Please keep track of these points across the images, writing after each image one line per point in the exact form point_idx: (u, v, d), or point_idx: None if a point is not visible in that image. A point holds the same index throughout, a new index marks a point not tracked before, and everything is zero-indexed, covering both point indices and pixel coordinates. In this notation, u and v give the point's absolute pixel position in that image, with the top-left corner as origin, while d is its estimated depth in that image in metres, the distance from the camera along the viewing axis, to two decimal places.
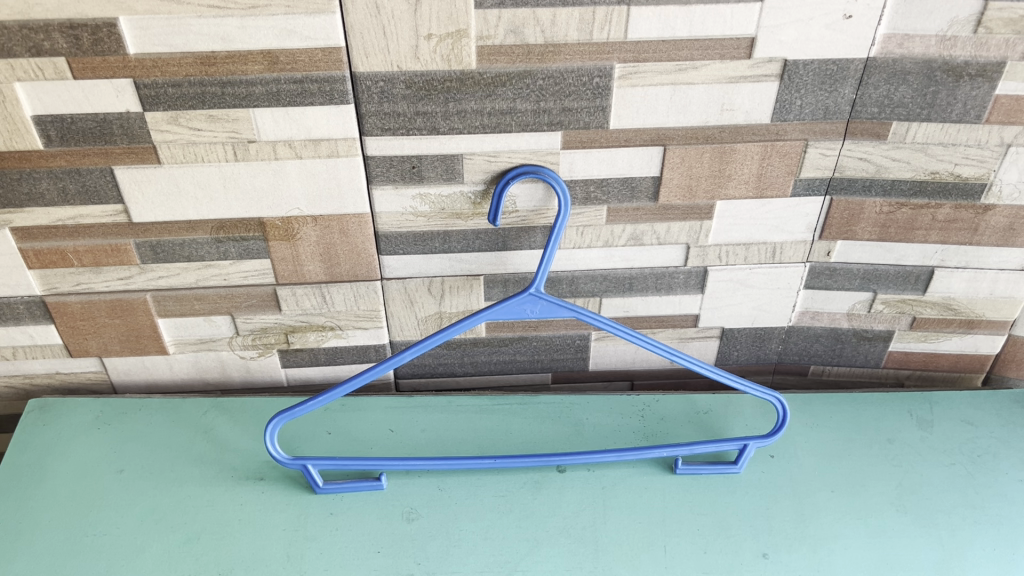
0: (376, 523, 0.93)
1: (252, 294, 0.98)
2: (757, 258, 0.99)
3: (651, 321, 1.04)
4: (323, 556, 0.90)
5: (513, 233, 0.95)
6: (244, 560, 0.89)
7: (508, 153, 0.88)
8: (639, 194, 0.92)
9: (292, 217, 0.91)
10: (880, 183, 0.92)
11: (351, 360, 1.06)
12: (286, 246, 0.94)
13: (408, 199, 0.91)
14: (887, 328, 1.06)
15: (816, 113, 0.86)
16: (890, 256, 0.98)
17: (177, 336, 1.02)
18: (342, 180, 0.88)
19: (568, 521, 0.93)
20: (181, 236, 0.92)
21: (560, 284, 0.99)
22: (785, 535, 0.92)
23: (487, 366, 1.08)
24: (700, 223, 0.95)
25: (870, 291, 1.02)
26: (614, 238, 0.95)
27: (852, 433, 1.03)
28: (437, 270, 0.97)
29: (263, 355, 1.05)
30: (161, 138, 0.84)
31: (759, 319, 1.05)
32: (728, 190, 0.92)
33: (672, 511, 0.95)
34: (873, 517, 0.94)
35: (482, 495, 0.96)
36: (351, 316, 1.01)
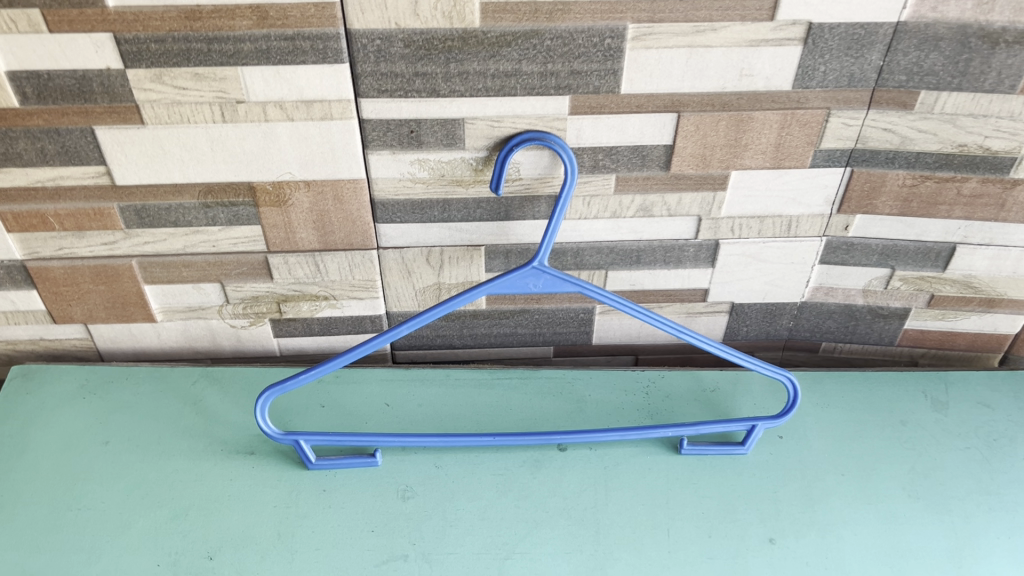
0: (369, 501, 0.90)
1: (243, 262, 0.94)
2: (772, 231, 0.94)
3: (658, 295, 1.00)
4: (314, 535, 0.87)
5: (516, 202, 0.90)
6: (232, 539, 0.86)
7: (512, 118, 0.83)
8: (650, 163, 0.87)
9: (283, 181, 0.87)
10: (904, 155, 0.87)
11: (345, 330, 1.02)
12: (278, 212, 0.89)
13: (406, 164, 0.86)
14: (904, 305, 1.01)
15: (840, 80, 0.81)
16: (910, 231, 0.94)
17: (164, 303, 0.98)
18: (336, 144, 0.84)
19: (568, 502, 0.90)
20: (167, 200, 0.88)
21: (564, 255, 0.95)
22: (792, 520, 0.89)
23: (486, 338, 1.03)
24: (713, 194, 0.90)
25: (887, 268, 0.97)
26: (622, 209, 0.91)
27: (864, 413, 1.00)
28: (435, 239, 0.93)
29: (255, 324, 1.01)
30: (144, 97, 0.79)
31: (770, 295, 1.01)
32: (744, 159, 0.87)
33: (676, 492, 0.92)
34: (884, 503, 0.90)
35: (479, 473, 0.93)
36: (346, 285, 0.97)
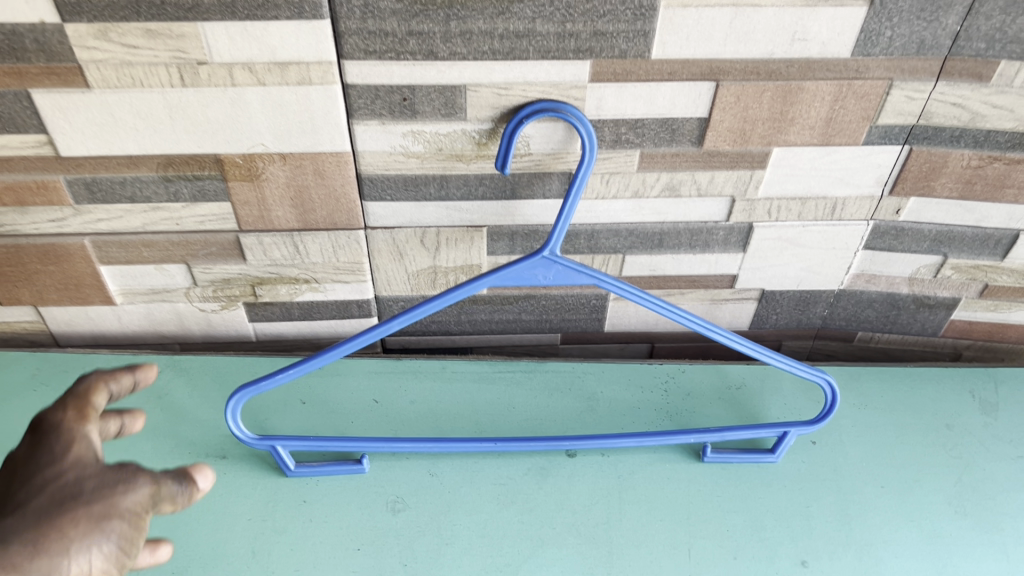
0: (356, 514, 0.81)
1: (211, 241, 0.82)
2: (814, 214, 0.83)
3: (681, 280, 0.89)
4: (293, 554, 0.78)
5: (524, 180, 0.78)
6: (201, 557, 0.77)
7: (522, 85, 0.71)
8: (680, 138, 0.75)
9: (255, 153, 0.75)
10: (972, 133, 0.75)
11: (329, 315, 0.92)
12: (249, 188, 0.77)
13: (397, 136, 0.74)
14: (953, 295, 0.91)
15: (907, 47, 0.69)
16: (969, 216, 0.82)
17: (123, 285, 0.87)
18: (315, 112, 0.71)
19: (577, 516, 0.81)
20: (121, 173, 0.76)
21: (577, 238, 0.84)
22: (826, 539, 0.80)
23: (487, 325, 0.93)
24: (750, 173, 0.79)
25: (939, 255, 0.87)
26: (645, 188, 0.79)
27: (904, 415, 0.90)
28: (431, 219, 0.81)
29: (227, 308, 0.90)
30: (88, 56, 0.67)
31: (805, 282, 0.90)
32: (789, 135, 0.75)
33: (697, 506, 0.83)
34: (927, 521, 0.81)
35: (478, 483, 0.84)
36: (329, 268, 0.86)
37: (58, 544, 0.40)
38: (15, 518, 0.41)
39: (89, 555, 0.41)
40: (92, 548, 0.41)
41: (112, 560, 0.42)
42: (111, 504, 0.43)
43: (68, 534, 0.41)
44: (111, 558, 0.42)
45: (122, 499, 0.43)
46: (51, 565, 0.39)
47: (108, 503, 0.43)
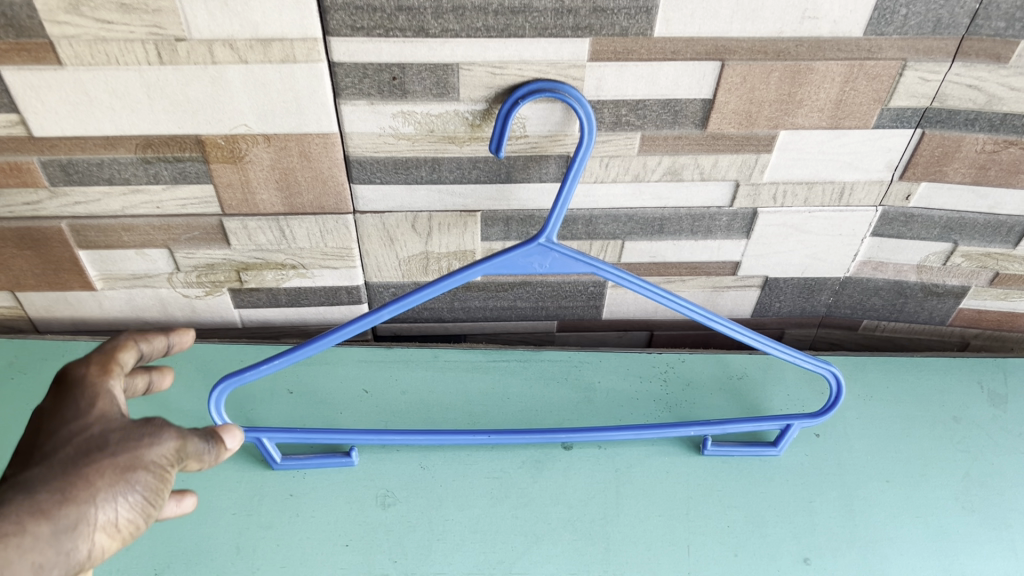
0: (345, 508, 0.79)
1: (193, 226, 0.79)
2: (821, 200, 0.80)
3: (681, 267, 0.87)
4: (280, 550, 0.75)
5: (519, 163, 0.75)
6: (185, 553, 0.75)
7: (518, 64, 0.67)
8: (683, 120, 0.72)
9: (238, 134, 0.71)
10: (988, 116, 0.72)
11: (317, 302, 0.89)
12: (232, 170, 0.74)
13: (386, 117, 0.70)
14: (962, 283, 0.88)
15: (923, 26, 0.66)
16: (982, 202, 0.79)
17: (104, 270, 0.84)
18: (300, 91, 0.68)
19: (573, 511, 0.79)
20: (98, 154, 0.72)
21: (574, 224, 0.81)
22: (829, 535, 0.78)
23: (481, 312, 0.90)
24: (755, 156, 0.75)
25: (950, 242, 0.84)
26: (646, 171, 0.76)
27: (911, 407, 0.88)
28: (422, 204, 0.78)
29: (211, 294, 0.87)
30: (59, 31, 0.63)
31: (810, 269, 0.87)
32: (797, 117, 0.72)
33: (697, 500, 0.80)
34: (934, 516, 0.79)
35: (471, 476, 0.81)
36: (317, 254, 0.83)
37: (87, 490, 0.43)
38: (47, 467, 0.44)
39: (117, 500, 0.44)
40: (121, 496, 0.44)
41: (137, 507, 0.45)
42: (137, 456, 0.46)
43: (97, 482, 0.43)
44: (137, 506, 0.45)
45: (147, 451, 0.46)
46: (82, 511, 0.42)
47: (135, 454, 0.46)
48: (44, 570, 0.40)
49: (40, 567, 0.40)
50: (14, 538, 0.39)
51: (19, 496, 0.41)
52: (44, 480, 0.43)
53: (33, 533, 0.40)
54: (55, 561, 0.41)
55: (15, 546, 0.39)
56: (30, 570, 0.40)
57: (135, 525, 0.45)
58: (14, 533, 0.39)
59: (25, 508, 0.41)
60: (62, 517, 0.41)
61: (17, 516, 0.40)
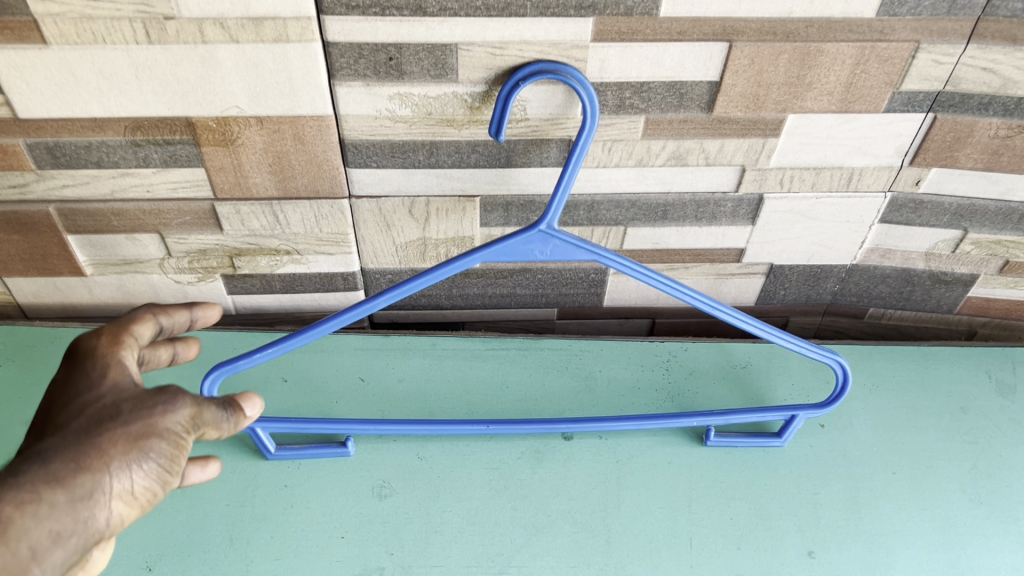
0: (341, 500, 0.77)
1: (184, 210, 0.77)
2: (828, 185, 0.78)
3: (685, 254, 0.85)
4: (274, 542, 0.74)
5: (520, 147, 0.73)
6: (177, 545, 0.73)
7: (519, 44, 0.65)
8: (688, 103, 0.70)
9: (229, 117, 0.69)
10: (1002, 101, 0.70)
11: (313, 288, 0.87)
12: (224, 153, 0.72)
13: (382, 99, 0.68)
14: (971, 271, 0.86)
15: (938, 6, 0.64)
16: (993, 188, 0.77)
17: (93, 255, 0.82)
18: (294, 72, 0.66)
19: (574, 502, 0.77)
20: (86, 136, 0.70)
21: (576, 209, 0.79)
22: (834, 528, 0.76)
23: (480, 299, 0.88)
24: (762, 141, 0.73)
25: (959, 230, 0.82)
26: (650, 156, 0.74)
27: (918, 398, 0.86)
28: (420, 188, 0.76)
29: (204, 280, 0.85)
30: (43, 9, 0.61)
31: (817, 256, 0.85)
32: (806, 100, 0.70)
33: (700, 492, 0.79)
34: (941, 509, 0.77)
35: (470, 467, 0.80)
36: (311, 239, 0.81)
37: (101, 458, 0.43)
38: (62, 436, 0.44)
39: (133, 468, 0.44)
40: (137, 465, 0.44)
41: (155, 473, 0.45)
42: (150, 423, 0.45)
43: (111, 451, 0.43)
44: (153, 472, 0.45)
45: (160, 417, 0.46)
46: (97, 479, 0.42)
47: (149, 421, 0.45)
48: (63, 538, 0.41)
49: (58, 535, 0.41)
50: (29, 506, 0.40)
51: (34, 466, 0.42)
52: (59, 450, 0.43)
53: (48, 501, 0.40)
54: (73, 528, 0.41)
55: (31, 514, 0.40)
56: (48, 538, 0.40)
57: (153, 490, 0.46)
58: (30, 501, 0.40)
59: (41, 477, 0.41)
60: (78, 485, 0.42)
61: (33, 485, 0.41)
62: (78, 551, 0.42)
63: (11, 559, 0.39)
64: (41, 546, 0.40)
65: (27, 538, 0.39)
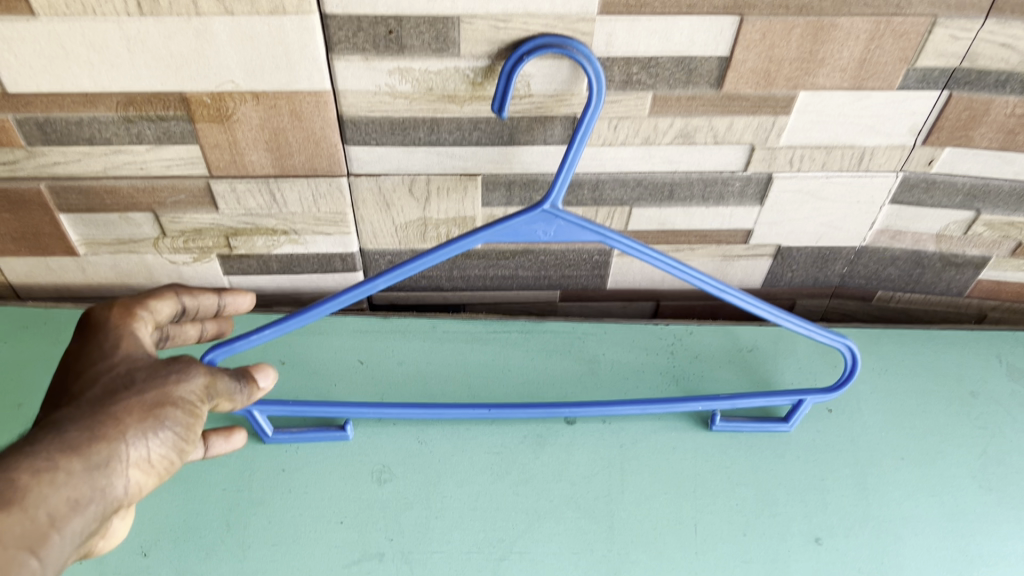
0: (339, 484, 0.75)
1: (179, 188, 0.75)
2: (839, 164, 0.76)
3: (691, 235, 0.83)
4: (272, 527, 0.72)
5: (524, 124, 0.71)
6: (172, 530, 0.72)
7: (523, 17, 0.63)
8: (697, 79, 0.68)
9: (224, 92, 0.67)
10: (1020, 78, 0.68)
11: (310, 269, 0.85)
12: (219, 129, 0.70)
13: (382, 74, 0.66)
14: (983, 253, 0.84)
15: None
16: (1008, 168, 0.75)
17: (86, 235, 0.80)
18: (291, 45, 0.64)
19: (576, 488, 0.76)
20: (77, 112, 0.68)
21: (580, 189, 0.77)
22: (841, 515, 0.75)
23: (481, 281, 0.86)
24: (772, 118, 0.71)
25: (971, 211, 0.80)
26: (657, 134, 0.72)
27: (927, 382, 0.84)
28: (420, 166, 0.74)
29: (200, 261, 0.84)
30: None
31: (825, 238, 0.84)
32: (818, 77, 0.68)
33: (705, 477, 0.77)
34: (950, 495, 0.76)
35: (471, 451, 0.78)
36: (309, 219, 0.79)
37: (117, 428, 0.50)
38: (79, 407, 0.51)
39: (147, 436, 0.51)
40: (151, 432, 0.51)
41: (167, 440, 0.53)
42: (166, 393, 0.53)
43: (127, 420, 0.51)
44: (167, 439, 0.52)
45: (173, 387, 0.53)
46: (112, 448, 0.49)
47: (163, 391, 0.53)
48: (82, 504, 0.47)
49: (76, 502, 0.47)
50: (47, 473, 0.46)
51: (51, 437, 0.48)
52: (76, 420, 0.50)
53: (65, 470, 0.47)
54: (89, 494, 0.48)
55: (49, 482, 0.46)
56: (67, 504, 0.47)
57: (164, 458, 0.53)
58: (49, 469, 0.46)
59: (56, 447, 0.48)
60: (95, 454, 0.49)
61: (52, 453, 0.47)
62: (96, 517, 0.49)
63: (32, 525, 0.45)
64: (60, 512, 0.46)
65: (46, 505, 0.46)
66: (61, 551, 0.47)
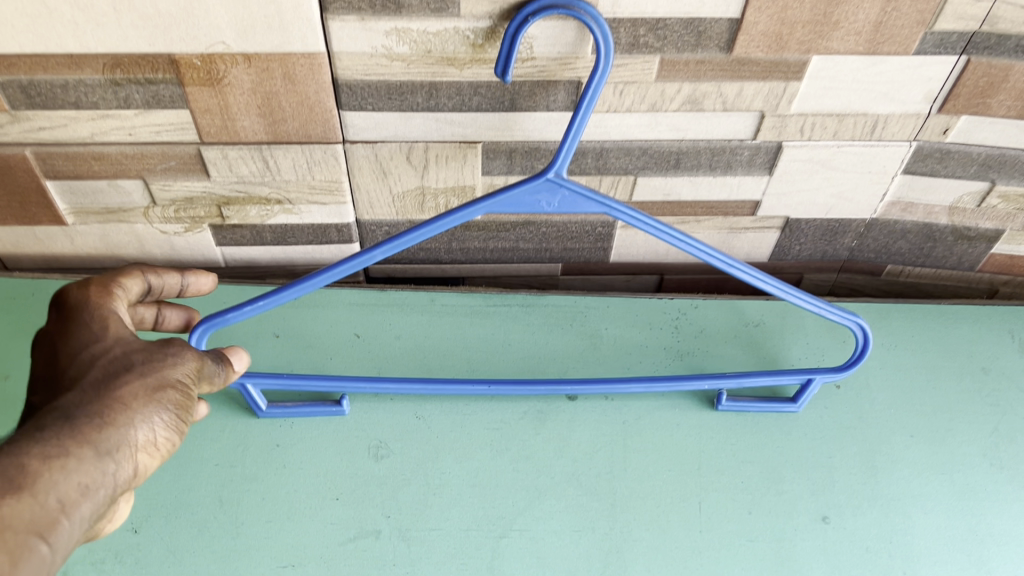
0: (335, 460, 0.74)
1: (169, 155, 0.73)
2: (851, 133, 0.73)
3: (697, 206, 0.81)
4: (266, 504, 0.71)
5: (526, 89, 0.68)
6: (164, 507, 0.70)
7: None
8: (707, 42, 0.65)
9: (215, 54, 0.64)
10: None
11: (305, 240, 0.83)
12: (209, 94, 0.67)
13: (379, 35, 0.64)
14: (996, 226, 0.82)
15: None
16: None
17: (74, 203, 0.78)
18: (283, 4, 0.61)
19: (578, 465, 0.74)
20: (62, 74, 0.66)
21: (584, 157, 0.75)
22: (849, 493, 0.73)
23: (481, 254, 0.84)
24: (784, 84, 0.69)
25: (986, 182, 0.77)
26: (663, 100, 0.69)
27: (938, 358, 0.82)
28: (418, 133, 0.72)
29: (191, 231, 0.81)
30: None
31: (835, 210, 0.81)
32: (832, 41, 0.65)
33: (710, 454, 0.76)
34: (961, 473, 0.74)
35: (470, 427, 0.76)
36: (303, 187, 0.76)
37: (122, 412, 0.47)
38: (80, 391, 0.48)
39: (154, 420, 0.49)
40: (157, 417, 0.49)
41: (172, 424, 0.50)
42: (167, 376, 0.51)
43: (133, 404, 0.48)
44: (172, 423, 0.50)
45: (170, 370, 0.51)
46: (121, 433, 0.47)
47: (163, 374, 0.50)
48: (91, 491, 0.45)
49: (86, 488, 0.44)
50: (57, 459, 0.44)
51: (59, 423, 0.46)
52: (79, 405, 0.47)
53: (75, 456, 0.44)
54: (100, 480, 0.45)
55: (59, 468, 0.43)
56: (77, 491, 0.44)
57: (172, 442, 0.50)
58: (59, 454, 0.44)
59: (66, 434, 0.45)
60: (104, 441, 0.46)
61: (61, 440, 0.45)
62: (105, 503, 0.46)
63: (40, 510, 0.42)
64: (71, 498, 0.44)
65: (56, 491, 0.43)
66: (72, 537, 0.44)
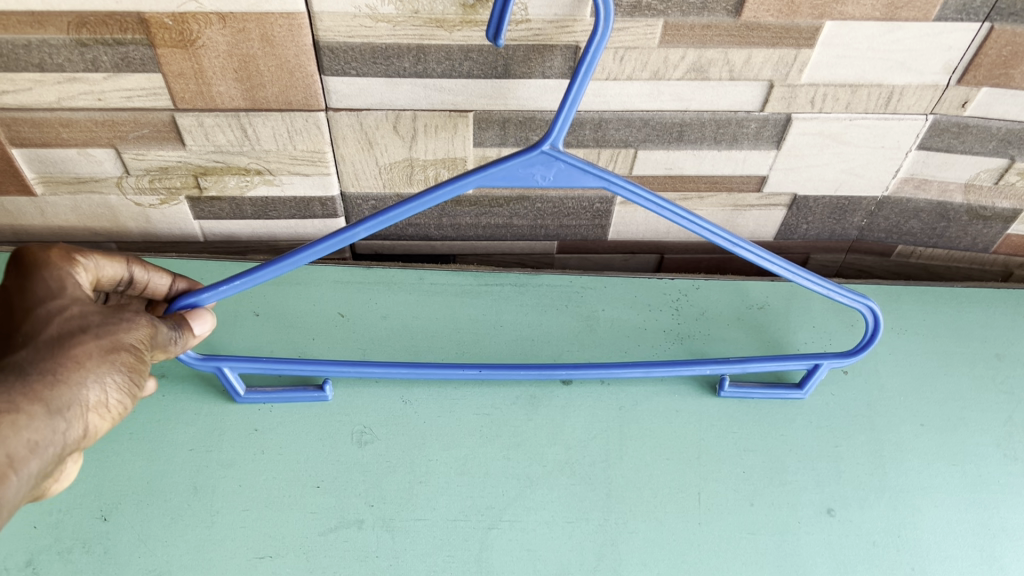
0: (316, 446, 0.70)
1: (142, 121, 0.69)
2: (865, 105, 0.69)
3: (700, 181, 0.77)
4: (243, 491, 0.67)
5: (520, 54, 0.64)
6: (135, 493, 0.66)
7: None
8: (713, 5, 0.61)
9: (188, 13, 0.60)
10: None
11: (288, 214, 0.79)
12: (183, 56, 0.63)
13: None
14: (1013, 206, 0.78)
15: None
16: None
17: (43, 172, 0.73)
18: None
19: (572, 453, 0.71)
20: (24, 34, 0.61)
21: (581, 128, 0.70)
22: (856, 485, 0.70)
23: (473, 231, 0.80)
24: (795, 52, 0.65)
25: (1005, 158, 0.73)
26: (666, 68, 0.65)
27: (949, 343, 0.79)
28: (406, 101, 0.68)
29: (167, 203, 0.77)
30: None
31: (845, 186, 0.77)
32: (847, 5, 0.61)
33: (710, 442, 0.72)
34: (973, 464, 0.71)
35: (459, 413, 0.73)
36: (284, 157, 0.72)
37: (78, 373, 0.46)
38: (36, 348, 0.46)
39: (110, 382, 0.47)
40: (113, 378, 0.47)
41: (126, 387, 0.48)
42: (125, 338, 0.48)
43: (88, 364, 0.46)
44: (125, 386, 0.48)
45: (126, 333, 0.49)
46: (74, 392, 0.45)
47: (122, 335, 0.48)
48: (40, 448, 0.44)
49: (35, 445, 0.44)
50: (6, 415, 0.43)
51: (11, 377, 0.45)
52: (33, 362, 0.45)
53: (26, 412, 0.44)
54: (49, 439, 0.44)
55: (8, 424, 0.43)
56: (26, 448, 0.43)
57: (125, 405, 0.49)
58: (9, 411, 0.43)
59: (17, 388, 0.44)
60: (55, 398, 0.45)
61: (11, 396, 0.44)
62: (53, 460, 0.45)
63: None
64: (18, 455, 0.43)
65: (4, 447, 0.42)
66: (17, 493, 0.43)
